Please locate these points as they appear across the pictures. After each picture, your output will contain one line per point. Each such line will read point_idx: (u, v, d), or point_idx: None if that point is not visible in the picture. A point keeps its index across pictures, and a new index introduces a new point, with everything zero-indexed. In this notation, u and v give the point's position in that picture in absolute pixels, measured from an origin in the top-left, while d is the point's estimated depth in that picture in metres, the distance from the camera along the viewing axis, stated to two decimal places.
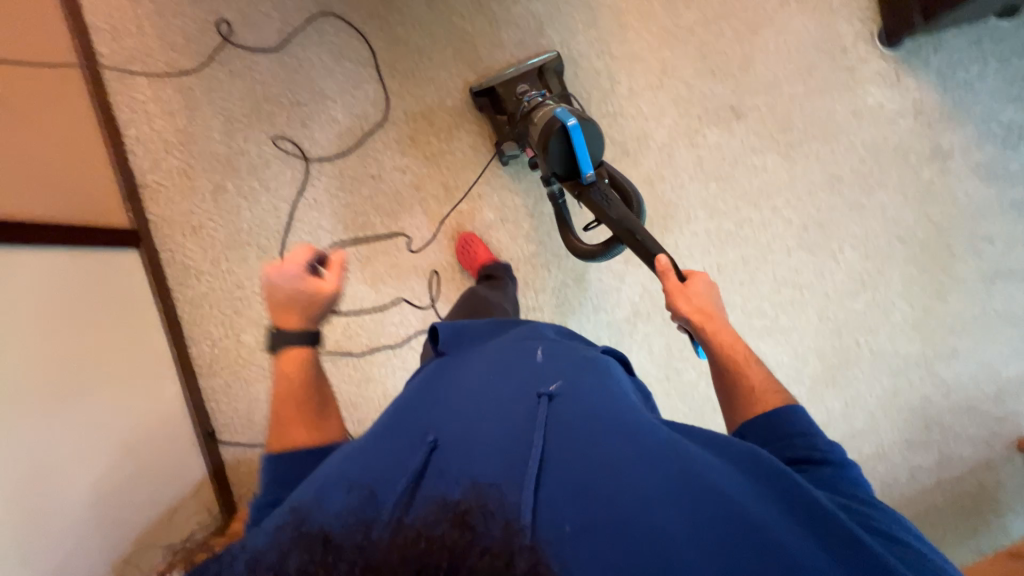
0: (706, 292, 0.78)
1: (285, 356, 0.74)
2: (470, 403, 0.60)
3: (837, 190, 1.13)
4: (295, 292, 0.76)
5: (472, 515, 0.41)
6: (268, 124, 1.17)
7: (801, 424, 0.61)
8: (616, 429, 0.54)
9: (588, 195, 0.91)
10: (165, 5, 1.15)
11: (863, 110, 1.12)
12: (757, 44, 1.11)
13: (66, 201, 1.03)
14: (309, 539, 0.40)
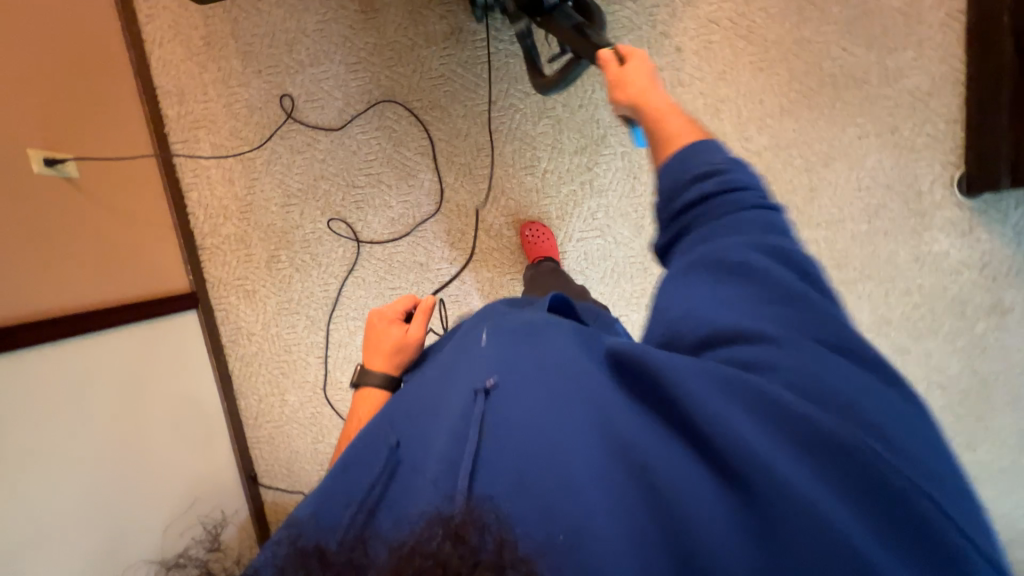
0: (643, 70, 0.66)
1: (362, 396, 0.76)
2: (417, 394, 0.50)
3: (882, 331, 1.12)
4: (385, 333, 0.81)
5: (468, 530, 0.34)
6: (324, 202, 1.19)
7: (694, 153, 0.52)
8: (548, 399, 0.41)
9: (552, 18, 0.82)
10: (231, 73, 1.15)
11: (927, 257, 1.08)
12: (827, 177, 1.07)
13: (130, 277, 1.08)
14: (303, 553, 0.38)
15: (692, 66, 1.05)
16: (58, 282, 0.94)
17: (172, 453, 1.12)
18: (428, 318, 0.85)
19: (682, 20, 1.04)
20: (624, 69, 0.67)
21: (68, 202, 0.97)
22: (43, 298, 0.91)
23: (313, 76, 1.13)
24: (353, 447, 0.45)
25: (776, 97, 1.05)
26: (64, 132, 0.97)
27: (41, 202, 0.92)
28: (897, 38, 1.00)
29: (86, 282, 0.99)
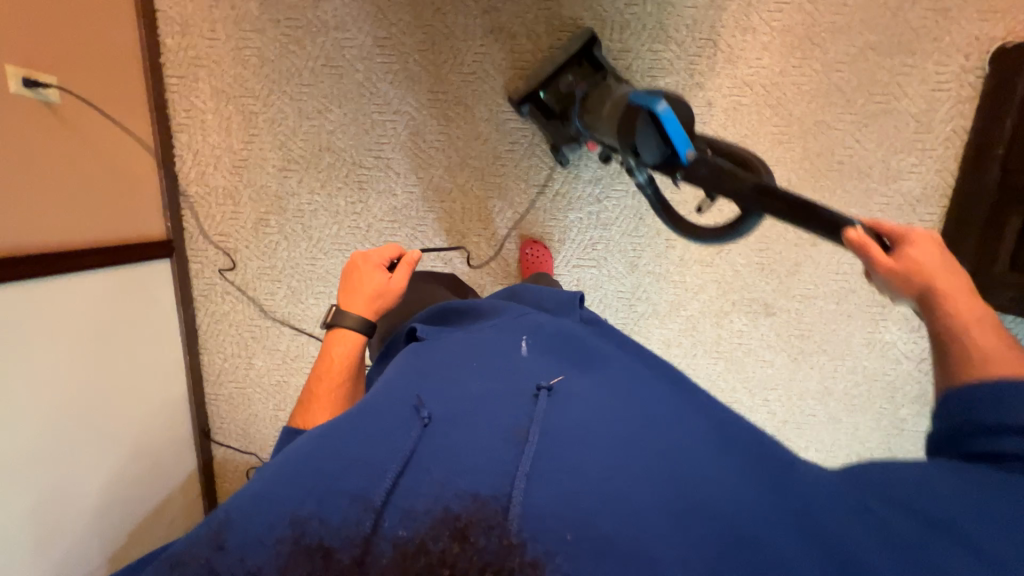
0: (936, 262, 0.56)
1: (339, 336, 0.80)
2: (461, 383, 0.53)
3: (823, 400, 1.24)
4: (367, 280, 0.86)
5: (474, 531, 0.38)
6: (326, 174, 1.14)
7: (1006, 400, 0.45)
8: (607, 424, 0.46)
9: (696, 177, 0.70)
10: (245, 15, 1.06)
11: (877, 343, 1.19)
12: (812, 255, 1.14)
13: (101, 216, 1.00)
14: (308, 552, 0.38)
15: (717, 123, 1.07)
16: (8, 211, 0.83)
17: (114, 407, 1.06)
18: (411, 269, 0.89)
19: (719, 76, 1.04)
20: (908, 254, 0.57)
21: (41, 126, 0.87)
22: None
23: (337, 40, 1.06)
24: (389, 417, 0.47)
25: (786, 171, 1.09)
26: (37, 42, 0.85)
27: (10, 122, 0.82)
28: (905, 141, 1.06)
29: (46, 217, 0.90)
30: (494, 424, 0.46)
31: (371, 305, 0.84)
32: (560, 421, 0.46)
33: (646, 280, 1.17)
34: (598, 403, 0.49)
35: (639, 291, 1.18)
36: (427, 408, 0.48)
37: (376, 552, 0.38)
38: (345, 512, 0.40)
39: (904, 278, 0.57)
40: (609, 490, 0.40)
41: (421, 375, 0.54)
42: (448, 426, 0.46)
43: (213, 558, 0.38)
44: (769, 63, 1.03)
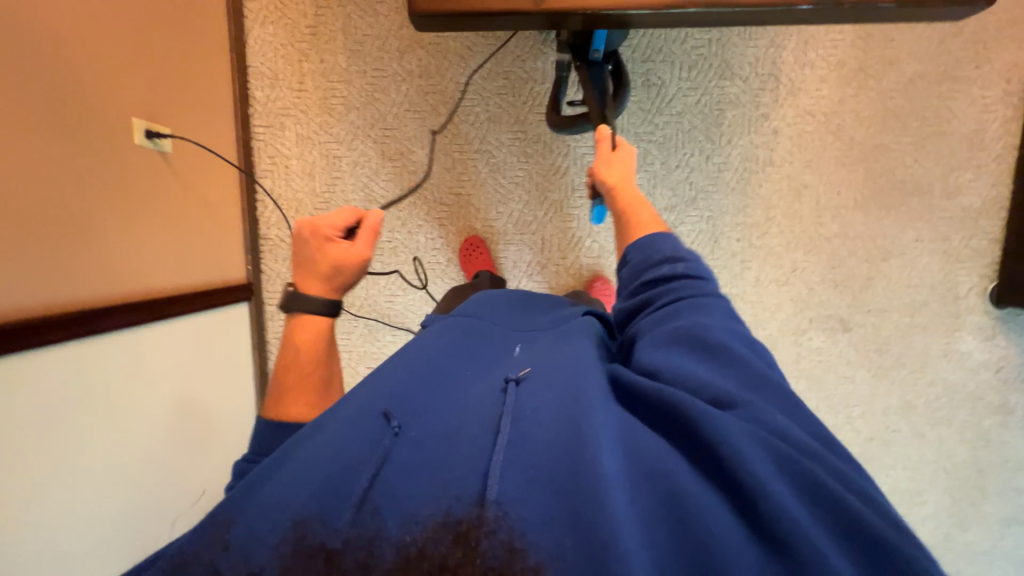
0: (627, 162, 0.81)
1: (304, 320, 0.75)
2: (436, 386, 0.55)
3: (907, 415, 1.23)
4: (322, 252, 0.77)
5: (476, 534, 0.41)
6: (406, 212, 1.17)
7: (659, 237, 0.67)
8: (563, 408, 0.49)
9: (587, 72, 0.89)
10: (333, 67, 1.12)
11: (954, 353, 1.20)
12: (883, 269, 1.17)
13: (183, 260, 0.99)
14: (310, 552, 0.42)
15: (784, 150, 1.13)
16: (91, 257, 0.81)
17: (194, 459, 1.00)
18: (373, 237, 0.81)
19: (783, 106, 1.11)
20: (612, 154, 0.82)
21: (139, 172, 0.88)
22: (66, 271, 0.77)
23: (421, 87, 1.12)
24: (363, 428, 0.49)
25: (853, 191, 1.14)
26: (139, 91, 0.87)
27: (104, 166, 0.82)
28: (961, 159, 1.12)
29: (131, 262, 0.88)
30: (475, 417, 0.50)
31: (331, 283, 0.77)
32: (530, 411, 0.50)
33: None
34: (564, 388, 0.51)
35: None
36: (397, 417, 0.51)
37: (379, 554, 0.41)
38: (343, 517, 0.43)
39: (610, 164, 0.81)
40: (578, 479, 0.42)
41: (398, 377, 0.55)
42: (434, 437, 0.49)
43: (218, 558, 0.43)
44: (828, 93, 1.11)
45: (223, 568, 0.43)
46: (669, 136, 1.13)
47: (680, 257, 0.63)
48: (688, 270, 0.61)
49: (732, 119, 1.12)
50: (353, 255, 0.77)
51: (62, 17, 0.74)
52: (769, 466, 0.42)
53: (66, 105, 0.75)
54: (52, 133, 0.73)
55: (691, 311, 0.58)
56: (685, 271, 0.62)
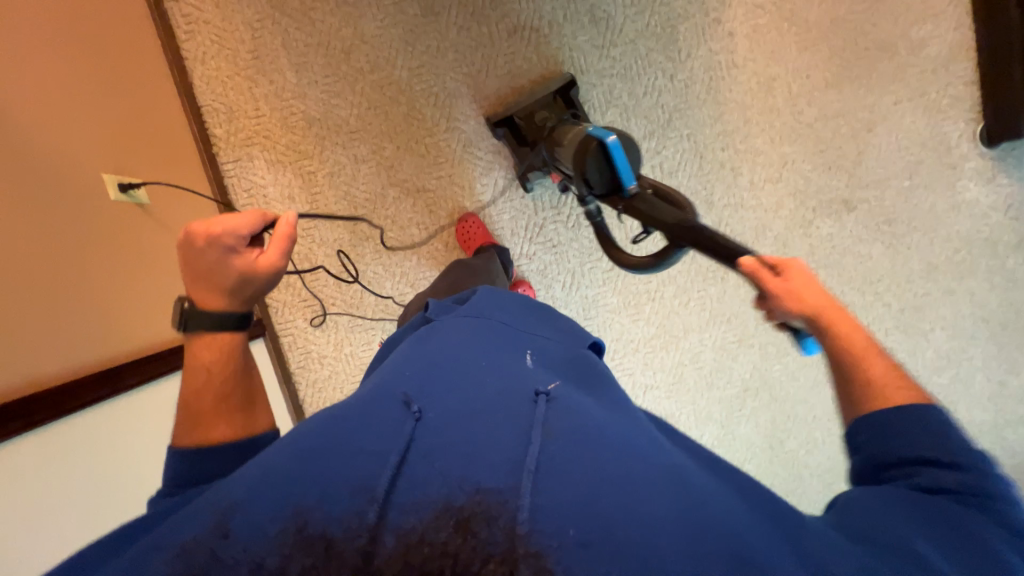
0: (812, 288, 0.57)
1: (207, 337, 0.62)
2: (452, 381, 0.56)
3: (931, 277, 1.23)
4: (217, 261, 0.62)
5: (477, 522, 0.40)
6: (393, 209, 1.16)
7: (934, 436, 0.46)
8: (606, 432, 0.48)
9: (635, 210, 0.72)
10: (284, 86, 1.11)
11: (960, 204, 1.20)
12: (871, 140, 1.17)
13: (168, 308, 0.95)
14: (309, 542, 0.40)
15: (744, 49, 1.13)
16: (73, 318, 0.77)
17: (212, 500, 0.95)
18: (289, 246, 0.66)
19: (731, 7, 1.11)
20: (788, 283, 0.57)
21: (106, 224, 0.84)
22: (48, 337, 0.73)
23: (374, 82, 1.11)
24: (387, 416, 0.51)
25: (821, 72, 1.14)
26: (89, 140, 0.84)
27: (71, 223, 0.78)
28: (917, 12, 1.12)
29: (116, 319, 0.84)
30: (504, 425, 0.48)
31: (234, 296, 0.63)
32: (562, 425, 0.48)
33: (725, 214, 1.19)
34: (605, 418, 0.51)
35: (721, 227, 1.19)
36: (416, 403, 0.52)
37: (381, 546, 0.40)
38: (347, 505, 0.42)
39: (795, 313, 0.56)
40: (620, 499, 0.41)
41: (423, 373, 0.58)
42: (453, 427, 0.49)
43: (217, 548, 0.40)
44: None
45: (219, 559, 0.39)
46: (630, 66, 1.12)
47: (961, 465, 0.44)
48: (964, 484, 0.43)
49: (686, 31, 1.12)
50: (260, 268, 0.63)
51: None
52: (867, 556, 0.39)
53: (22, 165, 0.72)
54: (14, 195, 0.71)
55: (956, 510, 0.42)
56: (961, 487, 0.43)
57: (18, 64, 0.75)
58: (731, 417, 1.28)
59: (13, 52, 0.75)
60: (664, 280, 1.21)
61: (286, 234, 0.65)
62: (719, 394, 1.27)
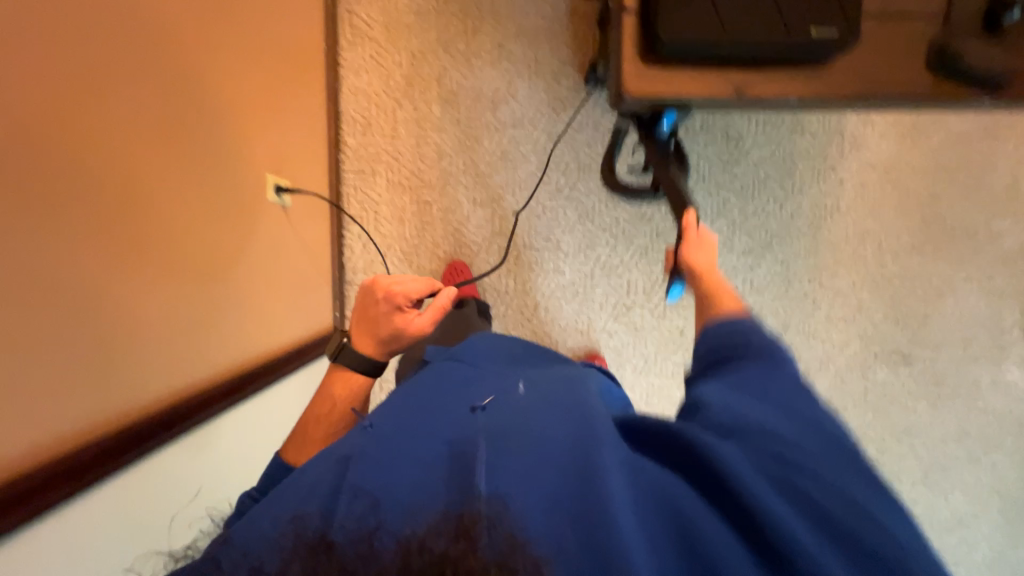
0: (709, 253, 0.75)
1: (342, 374, 0.70)
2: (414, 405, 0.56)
3: (963, 443, 1.31)
4: (387, 313, 0.73)
5: (477, 530, 0.40)
6: (495, 258, 1.18)
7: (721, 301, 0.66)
8: (541, 430, 0.49)
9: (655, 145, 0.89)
10: (427, 116, 1.14)
11: (1001, 381, 1.29)
12: (937, 307, 1.27)
13: (266, 315, 0.93)
14: (309, 546, 0.41)
15: (849, 198, 1.22)
16: (191, 326, 0.74)
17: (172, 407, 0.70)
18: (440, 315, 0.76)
19: (848, 159, 1.21)
20: (700, 240, 0.76)
21: (233, 228, 0.83)
22: (168, 346, 0.70)
23: (512, 136, 1.15)
24: (343, 440, 0.51)
25: (910, 236, 1.24)
26: (240, 140, 0.83)
27: (209, 226, 0.77)
28: (1001, 207, 1.24)
29: (223, 325, 0.81)
30: (441, 434, 0.50)
31: (386, 347, 0.72)
32: (490, 430, 0.50)
33: (797, 339, 1.25)
34: (543, 416, 0.51)
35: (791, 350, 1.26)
36: (371, 418, 0.54)
37: (378, 547, 0.40)
38: (346, 511, 0.42)
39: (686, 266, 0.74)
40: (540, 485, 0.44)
41: (393, 403, 0.57)
42: (400, 446, 0.49)
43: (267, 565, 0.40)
44: (886, 147, 1.21)
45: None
46: (747, 185, 1.20)
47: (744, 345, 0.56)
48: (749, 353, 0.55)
49: (803, 169, 1.21)
50: (412, 328, 0.72)
51: (188, 68, 0.71)
52: (751, 469, 0.41)
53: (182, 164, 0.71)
54: (178, 173, 0.70)
55: (751, 338, 0.57)
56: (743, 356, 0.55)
57: (208, 58, 0.75)
58: None
59: (210, 46, 0.75)
60: None
61: (442, 307, 0.75)
62: None
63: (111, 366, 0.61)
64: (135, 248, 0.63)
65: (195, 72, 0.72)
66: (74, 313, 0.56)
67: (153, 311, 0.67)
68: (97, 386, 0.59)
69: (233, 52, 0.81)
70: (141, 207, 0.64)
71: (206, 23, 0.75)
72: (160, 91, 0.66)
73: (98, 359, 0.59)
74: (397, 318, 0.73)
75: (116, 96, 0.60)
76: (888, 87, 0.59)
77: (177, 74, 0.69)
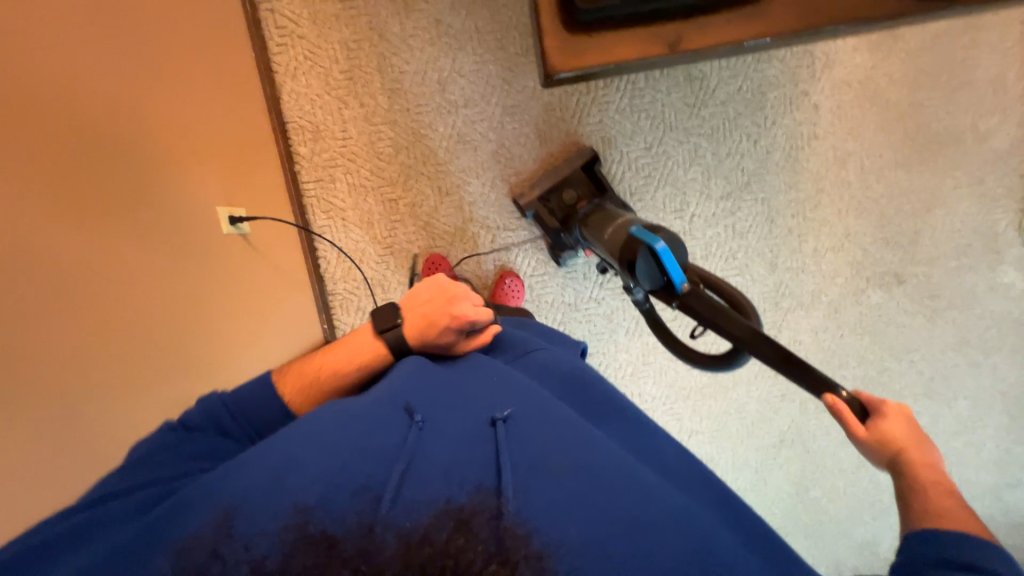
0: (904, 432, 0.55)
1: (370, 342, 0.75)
2: (449, 402, 0.61)
3: (962, 352, 1.32)
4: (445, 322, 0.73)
5: (476, 522, 0.45)
6: (471, 245, 1.17)
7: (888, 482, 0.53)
8: (573, 441, 0.55)
9: (683, 308, 0.71)
10: (375, 110, 1.09)
11: (998, 286, 1.28)
12: (928, 221, 1.23)
13: (258, 342, 0.91)
14: (310, 541, 0.44)
15: (827, 122, 1.16)
16: (182, 368, 0.72)
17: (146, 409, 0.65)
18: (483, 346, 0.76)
19: (821, 80, 1.14)
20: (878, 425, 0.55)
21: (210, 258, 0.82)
22: (162, 391, 0.68)
23: (467, 117, 1.11)
24: (391, 423, 0.56)
25: (894, 151, 1.19)
26: (191, 168, 0.80)
27: (180, 261, 0.74)
28: (988, 105, 1.18)
29: (217, 363, 0.79)
30: (474, 440, 0.55)
31: (423, 339, 0.73)
32: (514, 443, 0.55)
33: (787, 276, 1.24)
34: (576, 427, 0.58)
35: (782, 288, 1.25)
36: (418, 412, 0.58)
37: (379, 542, 0.44)
38: (347, 504, 0.47)
39: (875, 452, 0.55)
40: (553, 490, 0.50)
41: (435, 394, 0.62)
42: (446, 445, 0.54)
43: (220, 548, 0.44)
44: (862, 61, 1.14)
45: None
46: (717, 127, 1.15)
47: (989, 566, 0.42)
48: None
49: (775, 99, 1.15)
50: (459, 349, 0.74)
51: (118, 102, 0.67)
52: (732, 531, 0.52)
53: (134, 204, 0.67)
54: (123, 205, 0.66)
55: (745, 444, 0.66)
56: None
57: (137, 87, 0.70)
58: (764, 463, 1.35)
59: (134, 72, 0.70)
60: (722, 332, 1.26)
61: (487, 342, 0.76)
62: (758, 443, 1.34)
63: (108, 411, 0.60)
64: (104, 298, 0.61)
65: (127, 107, 0.68)
66: (59, 374, 0.54)
67: (141, 359, 0.65)
68: (97, 438, 0.58)
69: (161, 74, 0.76)
70: (100, 254, 0.61)
71: (125, 47, 0.69)
72: (97, 134, 0.63)
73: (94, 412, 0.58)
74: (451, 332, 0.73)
75: (47, 143, 0.56)
76: (837, 15, 0.55)
77: (109, 111, 0.65)
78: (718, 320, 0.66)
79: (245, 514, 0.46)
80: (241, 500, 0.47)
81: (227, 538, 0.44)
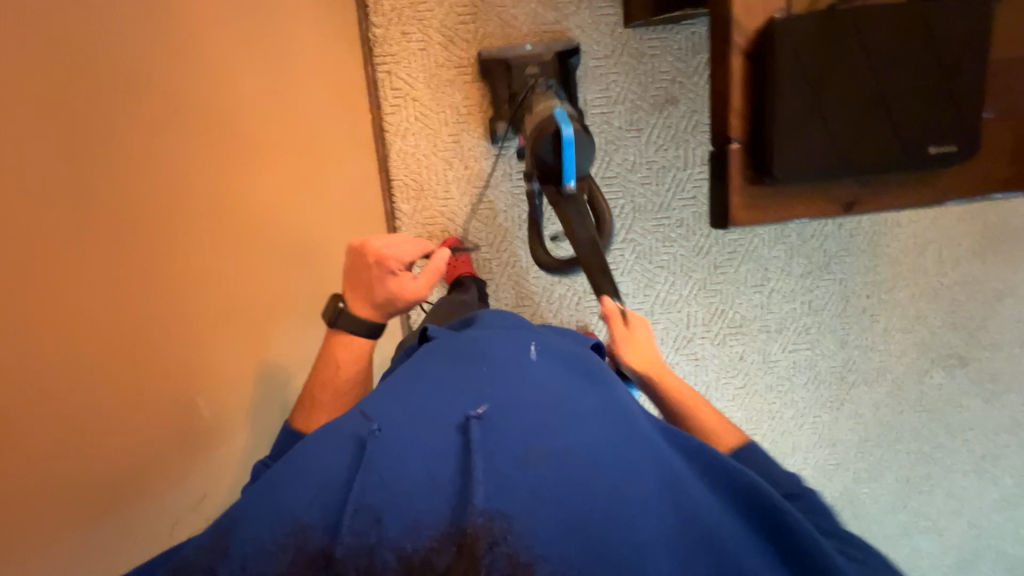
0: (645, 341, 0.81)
1: (341, 339, 0.78)
2: (421, 404, 0.53)
3: (1015, 433, 1.36)
4: (379, 279, 0.77)
5: (470, 545, 0.43)
6: (557, 305, 1.20)
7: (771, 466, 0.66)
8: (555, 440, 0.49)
9: (560, 208, 0.78)
10: (479, 172, 1.12)
11: None
12: (997, 308, 1.27)
13: None
14: (310, 559, 0.44)
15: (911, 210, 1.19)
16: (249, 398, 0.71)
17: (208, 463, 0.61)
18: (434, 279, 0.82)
19: None
20: (630, 333, 0.80)
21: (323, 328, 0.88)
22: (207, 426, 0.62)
23: None
24: (360, 443, 0.50)
25: (971, 242, 1.22)
26: None
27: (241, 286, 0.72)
28: None
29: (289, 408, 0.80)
30: (445, 437, 0.49)
31: (375, 303, 0.77)
32: (489, 445, 0.47)
33: (855, 353, 1.28)
34: (562, 420, 0.51)
35: (849, 363, 1.28)
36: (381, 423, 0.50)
37: (379, 563, 0.42)
38: (336, 517, 0.45)
39: (629, 344, 0.80)
40: (536, 495, 0.45)
41: (406, 392, 0.54)
42: (415, 454, 0.48)
43: (219, 563, 0.44)
44: None
45: None
46: None
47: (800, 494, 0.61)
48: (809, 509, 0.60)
49: None
50: (408, 296, 0.78)
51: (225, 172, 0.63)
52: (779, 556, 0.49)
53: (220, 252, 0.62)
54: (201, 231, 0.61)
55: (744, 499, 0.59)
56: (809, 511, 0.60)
57: (262, 167, 0.74)
58: None
59: (262, 155, 0.75)
60: (787, 402, 1.30)
61: (437, 271, 0.81)
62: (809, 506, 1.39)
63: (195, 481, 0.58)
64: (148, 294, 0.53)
65: (255, 179, 0.71)
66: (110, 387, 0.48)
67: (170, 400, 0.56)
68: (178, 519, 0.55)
69: None
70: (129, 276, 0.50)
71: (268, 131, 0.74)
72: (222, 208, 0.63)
73: (141, 430, 0.52)
74: (396, 285, 0.77)
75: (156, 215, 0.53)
76: (1000, 184, 0.58)
77: (222, 147, 0.65)
78: (573, 227, 0.78)
79: (248, 535, 0.45)
80: (248, 516, 0.46)
81: (225, 557, 0.44)
